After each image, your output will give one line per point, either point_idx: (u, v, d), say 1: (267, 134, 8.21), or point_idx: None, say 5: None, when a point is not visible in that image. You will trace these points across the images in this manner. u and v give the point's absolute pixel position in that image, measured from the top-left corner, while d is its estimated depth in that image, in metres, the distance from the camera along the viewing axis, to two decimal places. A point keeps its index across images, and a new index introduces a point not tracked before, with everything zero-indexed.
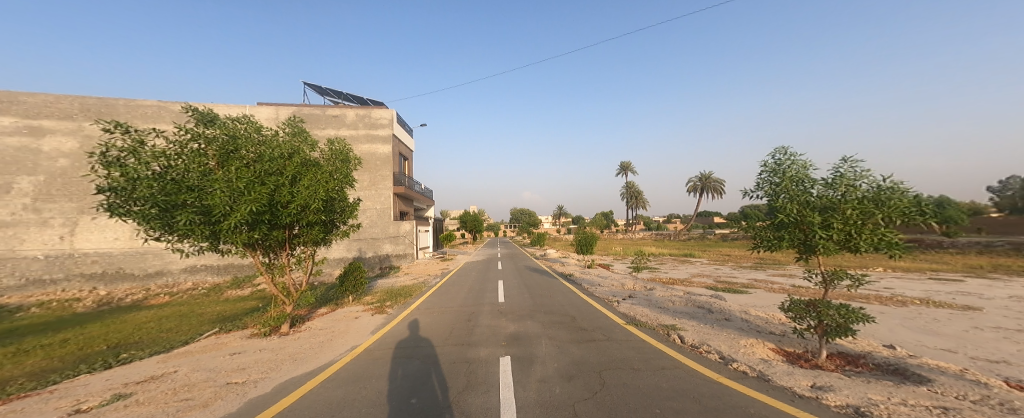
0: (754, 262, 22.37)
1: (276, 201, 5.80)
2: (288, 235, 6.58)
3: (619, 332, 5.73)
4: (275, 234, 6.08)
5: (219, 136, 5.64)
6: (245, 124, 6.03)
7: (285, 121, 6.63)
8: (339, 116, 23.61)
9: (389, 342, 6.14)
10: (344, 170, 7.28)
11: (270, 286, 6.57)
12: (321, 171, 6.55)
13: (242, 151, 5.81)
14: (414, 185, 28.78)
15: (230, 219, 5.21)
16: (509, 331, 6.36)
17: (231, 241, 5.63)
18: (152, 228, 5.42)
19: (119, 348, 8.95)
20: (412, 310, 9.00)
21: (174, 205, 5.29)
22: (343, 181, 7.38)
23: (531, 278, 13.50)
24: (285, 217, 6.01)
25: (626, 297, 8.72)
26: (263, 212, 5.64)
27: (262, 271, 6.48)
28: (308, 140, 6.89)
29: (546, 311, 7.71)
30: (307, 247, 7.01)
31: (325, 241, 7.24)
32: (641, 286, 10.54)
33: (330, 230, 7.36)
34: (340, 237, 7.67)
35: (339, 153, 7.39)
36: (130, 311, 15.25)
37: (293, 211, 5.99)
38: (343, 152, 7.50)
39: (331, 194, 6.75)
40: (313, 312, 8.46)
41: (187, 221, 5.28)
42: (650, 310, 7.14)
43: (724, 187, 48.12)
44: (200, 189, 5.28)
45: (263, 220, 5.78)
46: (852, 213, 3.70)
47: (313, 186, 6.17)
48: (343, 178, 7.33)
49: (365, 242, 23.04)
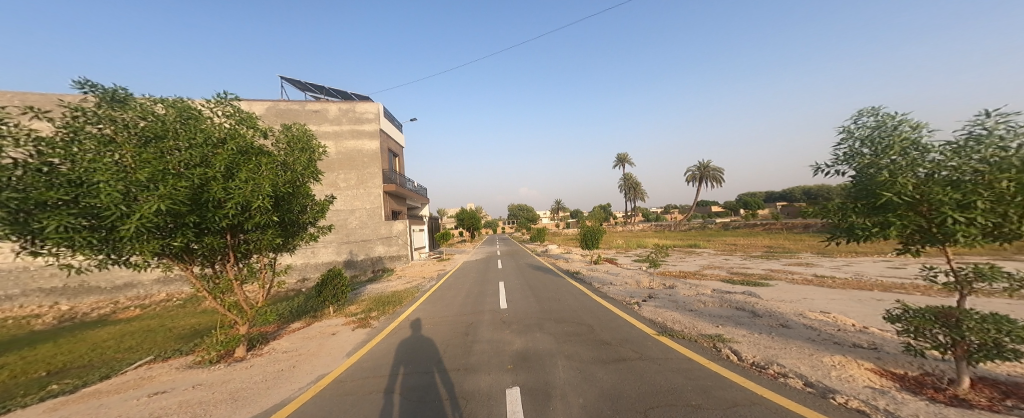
0: (765, 251, 21.54)
1: (203, 197, 4.64)
2: (232, 241, 5.39)
3: (653, 347, 4.66)
4: (208, 241, 4.87)
5: (136, 120, 4.84)
6: (164, 104, 4.96)
7: (220, 99, 5.50)
8: (321, 111, 22.25)
9: (368, 368, 4.95)
10: (303, 160, 6.18)
11: (217, 303, 5.40)
12: (268, 161, 5.46)
13: (171, 139, 4.83)
14: (405, 183, 27.47)
15: (128, 225, 4.06)
16: (516, 350, 5.27)
17: (136, 252, 4.36)
18: (9, 237, 4.05)
19: (57, 376, 7.66)
20: (401, 321, 7.86)
21: (40, 205, 4.02)
22: (303, 173, 6.27)
23: (534, 278, 12.36)
24: (219, 219, 4.84)
25: (646, 298, 7.64)
26: (180, 211, 4.45)
27: (200, 288, 5.27)
28: (254, 124, 5.84)
29: (556, 319, 6.63)
30: (262, 254, 5.90)
31: (281, 247, 6.19)
32: (660, 283, 9.47)
33: (289, 233, 6.20)
34: (307, 242, 6.55)
35: (296, 140, 6.30)
36: (95, 327, 13.89)
37: (230, 211, 4.82)
38: (301, 138, 6.40)
39: (286, 190, 5.63)
40: (284, 328, 7.29)
41: (60, 226, 3.95)
42: (680, 314, 6.07)
43: (722, 175, 47.23)
44: (85, 183, 4.09)
45: (186, 223, 4.60)
46: (1010, 186, 2.55)
47: (257, 178, 5.04)
48: (304, 171, 6.23)
49: (355, 244, 21.85)
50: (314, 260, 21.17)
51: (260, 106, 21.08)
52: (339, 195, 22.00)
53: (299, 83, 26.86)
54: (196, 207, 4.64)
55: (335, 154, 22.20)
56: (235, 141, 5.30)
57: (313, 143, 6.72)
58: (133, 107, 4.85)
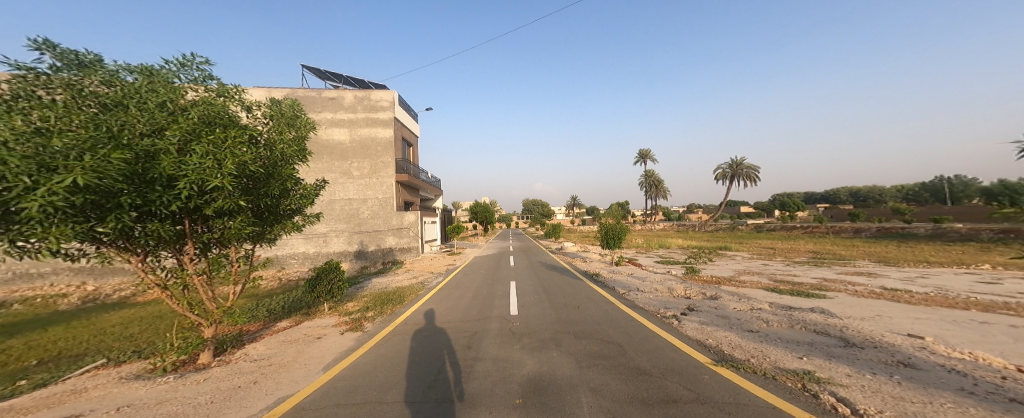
0: (808, 256, 19.47)
1: (147, 173, 3.62)
2: (189, 230, 4.44)
3: (710, 383, 3.44)
4: (153, 228, 3.87)
5: (108, 92, 3.95)
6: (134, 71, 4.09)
7: (185, 60, 4.53)
8: (336, 98, 21.75)
9: (340, 389, 3.96)
10: (286, 136, 5.18)
11: (174, 302, 4.51)
12: (240, 134, 4.39)
13: (135, 107, 3.82)
14: (420, 175, 26.85)
15: (27, 203, 2.97)
16: (526, 374, 4.19)
17: (48, 239, 3.30)
18: None
19: (43, 363, 7.23)
20: (397, 326, 6.92)
21: None
22: (288, 154, 5.34)
23: (550, 278, 11.23)
24: (167, 201, 3.82)
25: (685, 310, 6.36)
26: (112, 189, 3.39)
27: (150, 283, 4.33)
28: (230, 93, 4.86)
29: (577, 334, 5.50)
30: (233, 246, 4.97)
31: (257, 238, 5.26)
32: (698, 291, 8.10)
33: (267, 221, 5.27)
34: (288, 232, 5.63)
35: (283, 116, 5.37)
36: (111, 309, 13.88)
37: (178, 192, 3.78)
38: (287, 114, 5.46)
39: (260, 169, 4.62)
40: (269, 327, 6.48)
41: None
42: (736, 334, 4.76)
43: (756, 173, 44.09)
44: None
45: (120, 206, 3.54)
46: None
47: (220, 153, 4.00)
48: (290, 151, 5.29)
49: (367, 235, 21.43)
50: (326, 249, 21.03)
51: (276, 92, 20.83)
52: (353, 184, 21.57)
53: (318, 70, 26.74)
54: (135, 185, 3.60)
55: (350, 142, 21.72)
56: (200, 110, 4.30)
57: (304, 121, 5.83)
58: (99, 72, 3.97)
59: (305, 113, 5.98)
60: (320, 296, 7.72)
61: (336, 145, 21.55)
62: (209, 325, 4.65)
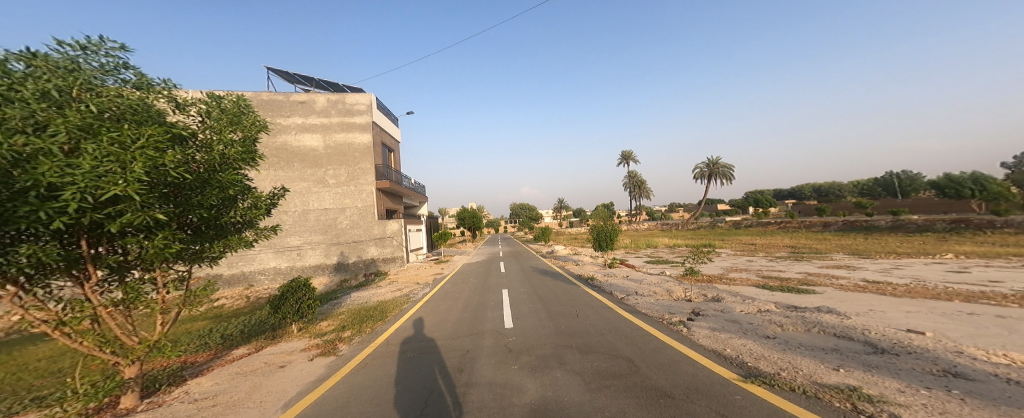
0: (789, 251, 19.93)
1: (15, 180, 2.85)
2: (95, 253, 3.55)
3: (746, 405, 3.00)
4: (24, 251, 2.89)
5: None
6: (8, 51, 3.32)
7: (90, 44, 3.77)
8: (307, 102, 20.55)
9: None
10: (226, 136, 4.41)
11: (74, 343, 3.51)
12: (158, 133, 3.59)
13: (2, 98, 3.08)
14: (401, 181, 25.86)
15: None
16: (530, 401, 3.65)
17: None
18: None
19: None
20: (379, 347, 6.22)
21: None
22: (232, 158, 4.60)
23: (543, 284, 10.72)
24: (45, 218, 2.97)
25: (691, 316, 6.03)
26: None
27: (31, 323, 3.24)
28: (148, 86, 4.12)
29: (582, 351, 5.03)
30: (158, 269, 3.92)
31: (193, 258, 4.28)
32: (698, 293, 7.81)
33: (209, 237, 4.42)
34: (238, 249, 4.71)
35: (222, 114, 4.68)
36: (41, 341, 12.21)
37: (57, 205, 2.95)
38: (229, 113, 4.75)
39: (189, 175, 3.83)
40: (223, 357, 5.59)
41: None
42: (753, 341, 4.41)
43: (731, 172, 45.47)
44: None
45: None
46: None
47: (123, 156, 3.18)
48: (233, 154, 4.55)
49: (347, 246, 20.30)
50: (301, 263, 19.69)
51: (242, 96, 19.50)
52: (328, 192, 20.37)
53: (288, 74, 25.44)
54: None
55: (324, 149, 20.54)
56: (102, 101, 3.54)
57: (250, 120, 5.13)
58: None
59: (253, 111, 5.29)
60: (286, 317, 6.83)
61: (309, 151, 20.30)
62: (128, 364, 3.73)
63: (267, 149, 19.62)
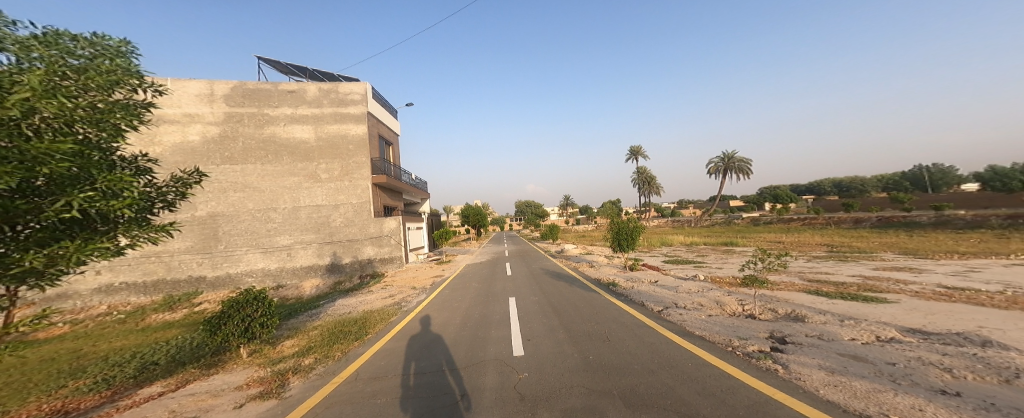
0: (828, 250, 18.01)
1: None
2: None
3: None
4: None
5: None
6: None
7: None
8: (297, 91, 19.01)
9: None
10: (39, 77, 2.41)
11: None
12: None
13: None
14: (401, 176, 24.31)
15: None
16: None
17: None
18: None
19: None
20: (345, 382, 4.54)
21: None
22: (67, 118, 2.62)
23: (557, 291, 9.05)
24: None
25: (774, 343, 4.34)
26: None
27: None
28: None
29: (631, 403, 3.43)
30: None
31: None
32: (762, 307, 6.09)
33: (33, 242, 2.51)
34: (94, 258, 2.79)
35: (55, 56, 2.76)
36: None
37: None
38: (74, 66, 2.85)
39: None
40: (116, 402, 3.87)
41: None
42: (936, 401, 2.65)
43: (749, 166, 43.19)
44: None
45: None
46: None
47: None
48: (65, 110, 2.58)
49: (341, 246, 18.81)
50: (291, 264, 18.19)
51: (225, 85, 18.06)
52: (320, 188, 18.84)
53: (279, 64, 24.04)
54: None
55: (315, 141, 19.01)
56: None
57: (116, 71, 3.13)
58: None
59: (125, 58, 3.30)
60: (228, 341, 5.08)
61: (299, 144, 18.76)
62: None
63: (254, 141, 18.12)
